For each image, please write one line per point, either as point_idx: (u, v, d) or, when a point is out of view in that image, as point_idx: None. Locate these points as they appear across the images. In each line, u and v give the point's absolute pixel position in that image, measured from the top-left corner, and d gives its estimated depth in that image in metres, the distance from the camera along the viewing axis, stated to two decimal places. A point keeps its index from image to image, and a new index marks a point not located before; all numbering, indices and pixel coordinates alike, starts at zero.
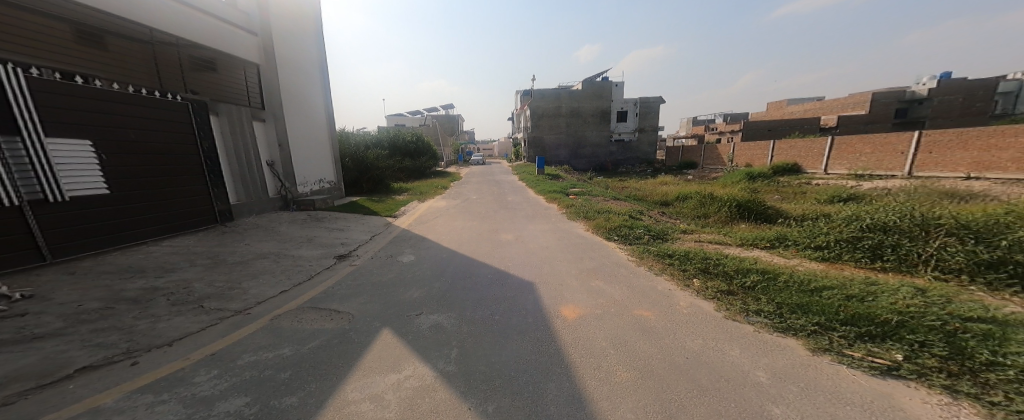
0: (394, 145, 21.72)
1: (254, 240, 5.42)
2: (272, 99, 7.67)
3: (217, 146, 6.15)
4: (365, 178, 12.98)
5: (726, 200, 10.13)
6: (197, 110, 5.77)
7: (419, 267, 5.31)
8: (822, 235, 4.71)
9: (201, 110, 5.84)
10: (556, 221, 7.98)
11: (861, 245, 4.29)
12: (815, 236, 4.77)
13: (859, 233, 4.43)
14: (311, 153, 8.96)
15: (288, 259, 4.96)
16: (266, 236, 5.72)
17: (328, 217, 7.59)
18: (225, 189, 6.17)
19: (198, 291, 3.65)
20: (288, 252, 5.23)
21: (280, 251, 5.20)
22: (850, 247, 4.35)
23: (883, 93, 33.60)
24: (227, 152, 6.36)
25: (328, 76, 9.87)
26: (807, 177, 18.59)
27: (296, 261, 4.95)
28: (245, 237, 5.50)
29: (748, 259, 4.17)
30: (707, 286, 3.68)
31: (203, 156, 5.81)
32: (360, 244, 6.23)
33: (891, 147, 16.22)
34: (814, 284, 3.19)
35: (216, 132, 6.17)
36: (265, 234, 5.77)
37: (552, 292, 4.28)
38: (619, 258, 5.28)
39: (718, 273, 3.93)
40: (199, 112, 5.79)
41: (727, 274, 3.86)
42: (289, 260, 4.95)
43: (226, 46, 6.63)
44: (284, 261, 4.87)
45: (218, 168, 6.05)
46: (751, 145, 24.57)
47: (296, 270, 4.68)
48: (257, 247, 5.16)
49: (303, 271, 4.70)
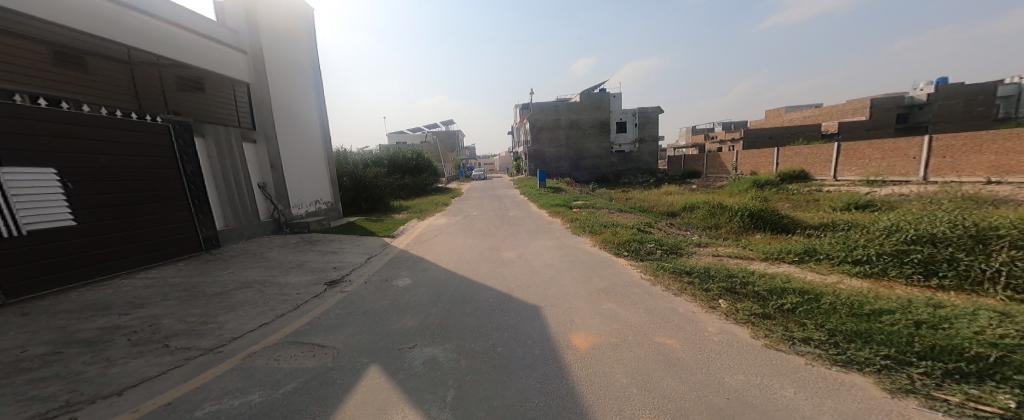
0: (393, 163, 21.64)
1: (239, 267, 5.07)
2: (263, 118, 7.49)
3: (203, 168, 5.90)
4: (363, 197, 12.72)
5: (737, 210, 9.76)
6: (181, 131, 5.54)
7: (414, 291, 4.91)
8: (859, 248, 4.29)
9: (185, 131, 5.62)
10: (561, 237, 7.59)
11: (909, 259, 3.85)
12: (852, 249, 4.35)
13: (904, 246, 4.01)
14: (306, 173, 8.72)
15: (273, 287, 4.59)
16: (253, 262, 5.37)
17: (322, 239, 7.26)
18: (211, 214, 5.87)
19: (165, 329, 3.27)
20: (274, 279, 4.85)
21: (266, 278, 4.83)
22: (896, 261, 3.92)
23: (883, 98, 33.52)
24: (214, 175, 6.09)
25: (323, 93, 9.78)
26: (816, 184, 18.16)
27: (282, 289, 4.57)
28: (229, 264, 5.15)
29: (780, 276, 3.76)
30: (738, 308, 3.28)
31: (186, 179, 5.54)
32: (354, 267, 5.87)
33: (902, 151, 15.89)
34: (870, 307, 2.77)
35: (201, 153, 5.92)
36: (253, 261, 5.43)
37: (560, 317, 3.86)
38: (631, 276, 4.87)
39: (747, 293, 3.51)
40: (182, 133, 5.57)
41: (757, 294, 3.45)
42: (274, 288, 4.58)
43: (212, 64, 6.49)
44: (269, 290, 4.50)
45: (203, 191, 5.77)
46: (754, 153, 24.29)
47: (281, 299, 4.30)
48: (241, 275, 4.80)
49: (288, 299, 4.32)
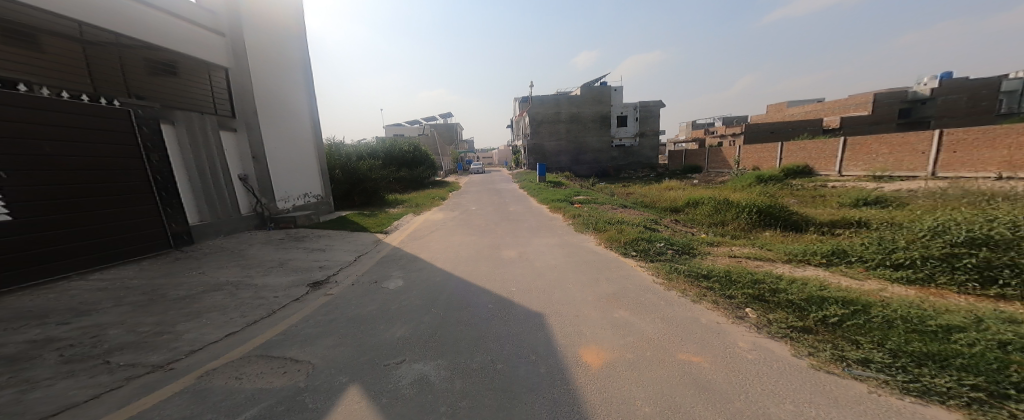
0: (390, 156, 21.10)
1: (212, 267, 4.61)
2: (245, 106, 7.00)
3: (173, 158, 5.43)
4: (357, 190, 12.25)
5: (745, 206, 9.39)
6: (146, 118, 5.07)
7: (405, 295, 4.47)
8: (900, 251, 3.89)
9: (149, 118, 5.11)
10: (563, 234, 7.17)
11: (961, 265, 3.45)
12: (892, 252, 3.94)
13: (953, 250, 3.60)
14: (293, 165, 8.24)
15: (246, 290, 4.14)
16: (228, 261, 4.92)
17: (309, 235, 6.81)
18: (183, 208, 5.40)
19: (110, 341, 2.82)
20: (249, 281, 4.41)
21: (240, 279, 4.38)
22: (945, 267, 3.52)
23: (887, 93, 33.12)
24: (187, 165, 5.61)
25: (312, 82, 9.23)
26: (821, 179, 17.80)
27: (257, 292, 4.13)
28: (201, 263, 4.69)
29: (813, 282, 3.36)
30: (772, 320, 2.87)
31: (152, 170, 5.05)
32: (342, 266, 5.43)
33: (910, 146, 15.52)
34: (937, 323, 2.36)
35: (172, 142, 5.44)
36: (228, 259, 4.98)
37: (567, 328, 3.45)
38: (642, 280, 4.46)
39: (779, 302, 3.10)
40: (145, 120, 5.06)
41: (791, 303, 3.05)
42: (248, 291, 4.13)
43: (184, 47, 5.95)
44: (242, 293, 4.06)
45: (174, 184, 5.30)
46: (757, 148, 23.90)
47: (254, 304, 3.85)
48: (212, 276, 4.34)
49: (263, 304, 3.88)
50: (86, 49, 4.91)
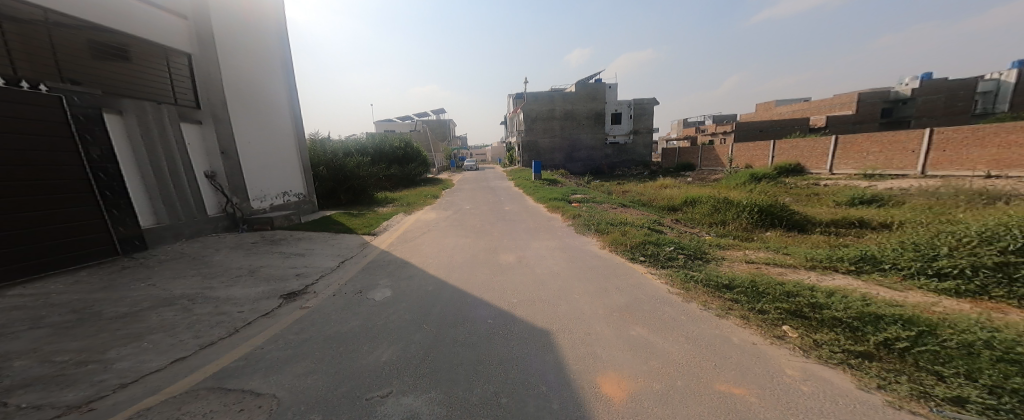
0: (379, 152, 20.38)
1: (166, 277, 4.03)
2: (213, 96, 6.34)
3: (121, 152, 4.79)
4: (342, 188, 11.60)
5: (746, 205, 9.12)
6: (84, 105, 4.45)
7: (393, 308, 3.97)
8: (944, 260, 3.62)
9: (85, 104, 4.46)
10: (563, 236, 6.72)
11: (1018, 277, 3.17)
12: (934, 261, 3.68)
13: (1005, 260, 3.34)
14: (269, 161, 7.59)
15: (204, 304, 3.57)
16: (187, 269, 4.32)
17: (286, 238, 6.21)
18: (132, 209, 4.77)
19: (13, 376, 2.26)
20: (209, 293, 3.83)
21: (198, 292, 3.81)
22: (1001, 280, 3.24)
23: (871, 92, 33.72)
24: (137, 160, 4.96)
25: (291, 73, 8.55)
26: (814, 178, 17.83)
27: (217, 307, 3.57)
28: (152, 273, 4.09)
29: (858, 295, 3.03)
30: (821, 343, 2.51)
31: (91, 167, 4.40)
32: (322, 274, 4.90)
33: (902, 145, 15.61)
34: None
35: (119, 134, 4.81)
36: (187, 268, 4.37)
37: (581, 349, 3.04)
38: (655, 290, 4.05)
39: (825, 320, 2.75)
40: (80, 108, 4.40)
41: (838, 322, 2.70)
42: (206, 305, 3.57)
43: (136, 29, 5.23)
44: (199, 308, 3.50)
45: (122, 181, 4.66)
46: (750, 146, 23.91)
47: (211, 322, 3.30)
48: (164, 289, 3.76)
49: (222, 321, 3.33)
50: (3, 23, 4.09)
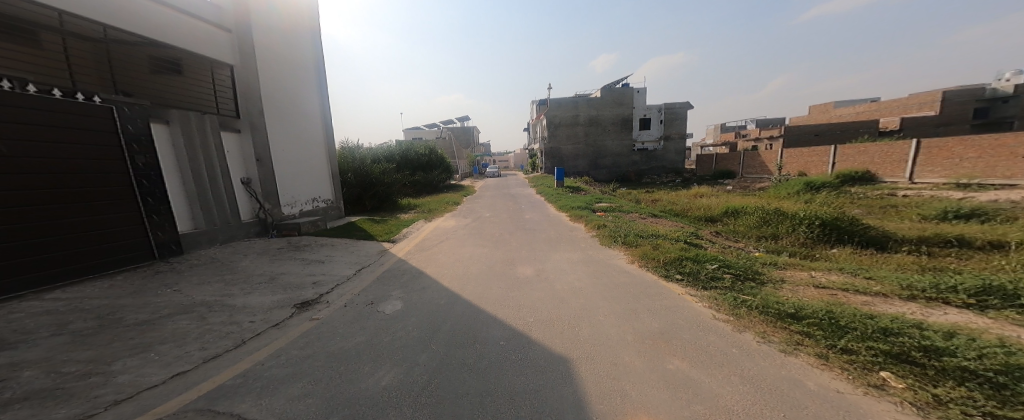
0: (404, 158, 20.94)
1: (191, 283, 4.10)
2: (251, 106, 6.75)
3: (163, 161, 5.07)
4: (369, 194, 11.92)
5: (805, 217, 7.99)
6: (133, 117, 4.71)
7: (403, 323, 3.72)
8: None
9: (134, 114, 4.72)
10: (587, 248, 6.19)
11: None
12: None
13: None
14: (299, 168, 8.02)
15: (220, 313, 3.55)
16: (212, 275, 4.41)
17: (310, 244, 6.40)
18: (172, 214, 5.02)
19: (15, 388, 2.18)
20: (227, 301, 3.83)
21: (217, 299, 3.82)
22: None
23: (956, 90, 29.45)
24: (180, 166, 5.28)
25: (324, 84, 9.09)
26: (887, 187, 15.58)
27: (231, 316, 3.52)
28: (180, 279, 4.20)
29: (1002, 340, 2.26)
30: (944, 400, 1.86)
31: (137, 175, 4.67)
32: (338, 283, 4.82)
33: (1006, 149, 13.20)
34: None
35: (164, 142, 5.11)
36: (211, 273, 4.47)
37: (609, 382, 2.56)
38: (697, 314, 3.44)
39: (951, 371, 2.04)
40: (130, 118, 4.67)
41: (971, 374, 1.99)
42: (221, 314, 3.53)
43: (186, 42, 5.71)
44: (214, 317, 3.46)
45: (163, 188, 4.93)
46: (802, 151, 21.64)
47: (221, 332, 3.22)
48: (187, 295, 3.80)
49: (232, 333, 3.24)
50: (65, 39, 4.56)
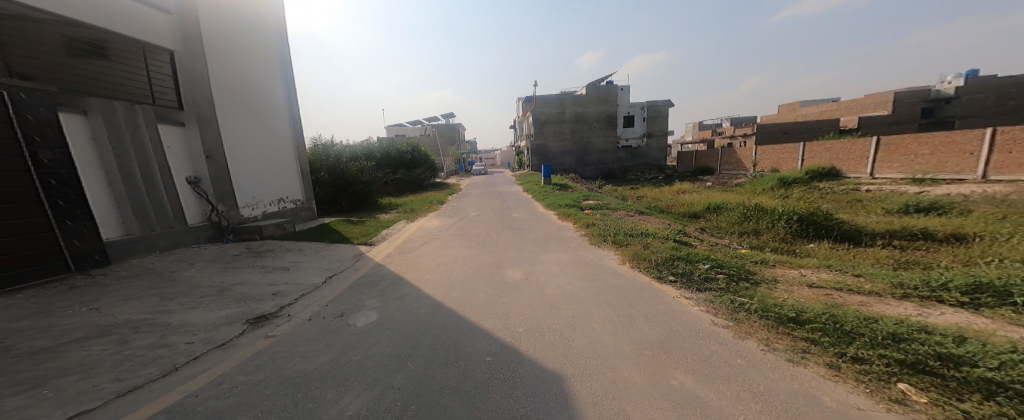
0: (387, 156, 20.18)
1: (116, 300, 3.59)
2: (199, 97, 6.27)
3: (82, 159, 4.57)
4: (344, 193, 11.27)
5: (783, 212, 8.13)
6: (34, 104, 4.14)
7: (376, 338, 3.31)
8: None
9: (36, 101, 4.17)
10: (577, 248, 5.96)
11: None
12: None
13: None
14: (257, 165, 7.50)
15: (148, 334, 3.05)
16: (145, 290, 3.91)
17: (273, 249, 5.88)
18: (91, 221, 4.52)
19: None
20: (159, 319, 3.33)
21: (147, 318, 3.32)
22: None
23: (907, 91, 31.46)
24: (104, 163, 4.82)
25: (286, 76, 8.57)
26: (852, 182, 16.37)
27: (162, 338, 3.02)
28: (103, 295, 3.69)
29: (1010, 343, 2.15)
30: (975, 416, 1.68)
31: (42, 173, 4.11)
32: (305, 293, 4.34)
33: (956, 146, 14.11)
34: None
35: (80, 134, 4.60)
36: (145, 289, 3.95)
37: (608, 405, 2.27)
38: (695, 320, 3.25)
39: (973, 381, 1.88)
40: (30, 103, 4.10)
41: (997, 387, 1.82)
42: (150, 335, 3.04)
43: (115, 23, 5.12)
44: (140, 339, 2.97)
45: (78, 190, 4.42)
46: (774, 148, 22.47)
47: (147, 358, 2.73)
48: (107, 314, 3.29)
49: (160, 358, 2.75)
50: None
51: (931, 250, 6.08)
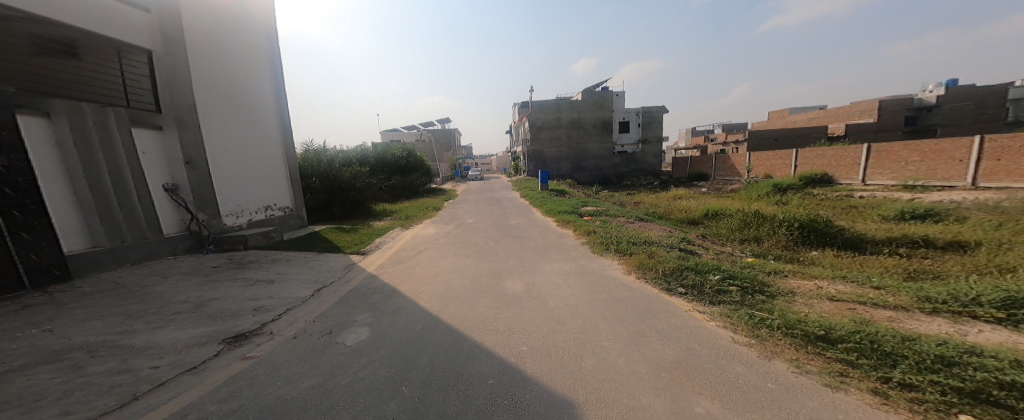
0: (382, 161, 19.84)
1: (75, 321, 3.25)
2: (180, 100, 5.99)
3: (43, 165, 4.24)
4: (336, 200, 10.91)
5: (784, 219, 8.03)
6: None
7: (369, 359, 3.00)
8: None
9: None
10: (579, 257, 5.73)
11: None
12: None
13: None
14: (241, 171, 7.16)
15: (106, 359, 2.71)
16: (108, 308, 3.58)
17: (258, 261, 5.54)
18: (51, 232, 4.18)
19: None
20: (122, 341, 2.99)
21: (108, 340, 2.98)
22: None
23: (892, 99, 32.24)
24: (69, 169, 4.49)
25: (272, 78, 8.25)
26: (845, 189, 16.53)
27: (122, 363, 2.68)
28: (58, 315, 3.36)
29: None
30: None
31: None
32: (291, 308, 4.02)
33: (945, 153, 14.34)
34: None
35: (43, 138, 4.27)
36: (109, 307, 3.60)
37: None
38: (713, 337, 3.02)
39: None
40: None
41: None
42: (109, 360, 2.70)
43: (89, 22, 4.82)
44: (96, 364, 2.63)
45: (37, 199, 4.10)
46: (768, 155, 22.68)
47: (102, 386, 2.40)
48: (61, 337, 2.96)
49: (117, 386, 2.41)
50: None
51: (938, 258, 6.02)
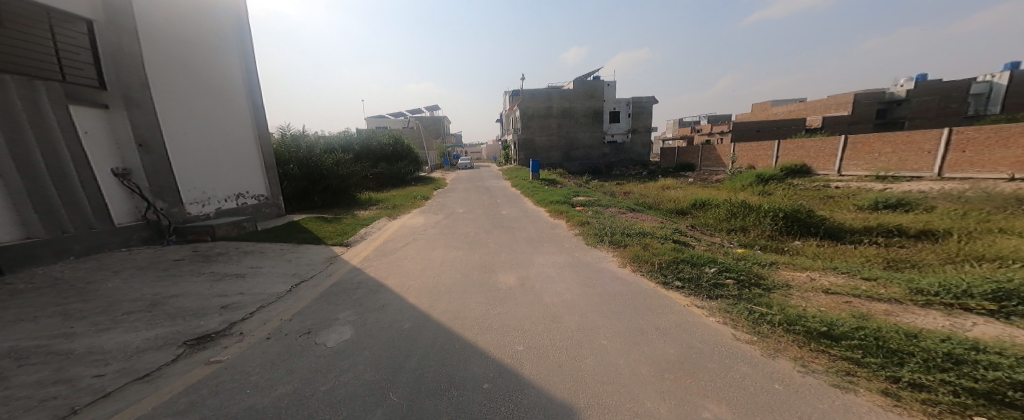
0: (368, 148, 19.11)
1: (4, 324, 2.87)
2: (129, 77, 5.45)
3: None
4: (317, 188, 10.37)
5: (769, 209, 8.12)
6: None
7: (350, 361, 2.77)
8: None
9: None
10: (572, 249, 5.59)
11: None
12: None
13: None
14: (204, 156, 6.62)
15: (39, 368, 2.38)
16: (47, 308, 3.19)
17: (227, 253, 5.13)
18: None
19: None
20: (60, 346, 2.65)
21: (44, 345, 2.63)
22: None
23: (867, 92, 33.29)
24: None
25: (238, 55, 7.60)
26: (823, 179, 17.04)
27: (59, 372, 2.37)
28: None
29: None
30: None
31: None
32: (264, 305, 3.71)
33: (916, 146, 14.90)
34: None
35: None
36: (46, 307, 3.19)
37: None
38: (714, 334, 2.93)
39: None
40: None
41: None
42: (42, 369, 2.38)
43: None
44: (26, 374, 2.31)
45: None
46: (752, 146, 23.11)
47: (30, 401, 2.09)
48: None
49: (49, 400, 2.12)
50: None
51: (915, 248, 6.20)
